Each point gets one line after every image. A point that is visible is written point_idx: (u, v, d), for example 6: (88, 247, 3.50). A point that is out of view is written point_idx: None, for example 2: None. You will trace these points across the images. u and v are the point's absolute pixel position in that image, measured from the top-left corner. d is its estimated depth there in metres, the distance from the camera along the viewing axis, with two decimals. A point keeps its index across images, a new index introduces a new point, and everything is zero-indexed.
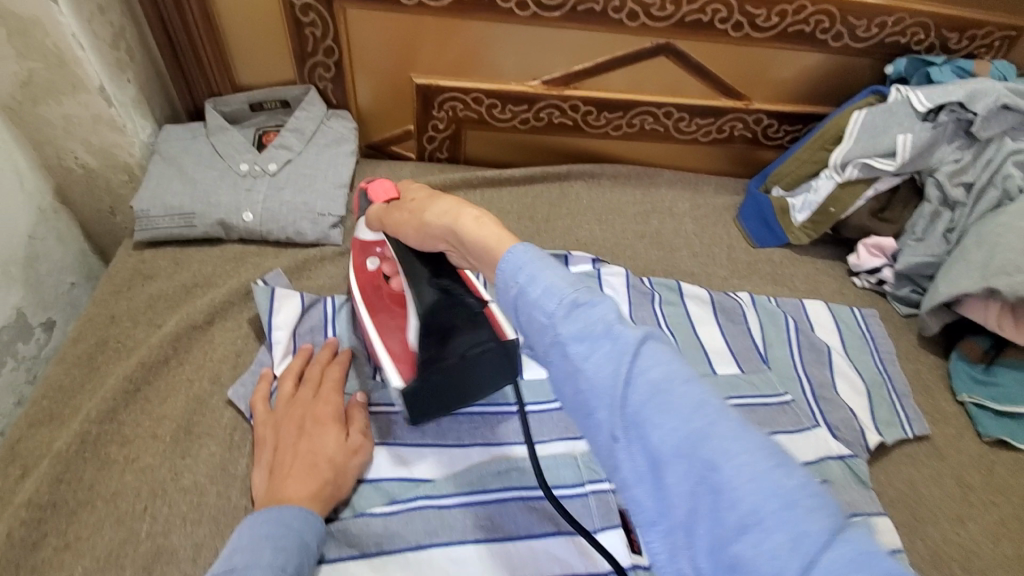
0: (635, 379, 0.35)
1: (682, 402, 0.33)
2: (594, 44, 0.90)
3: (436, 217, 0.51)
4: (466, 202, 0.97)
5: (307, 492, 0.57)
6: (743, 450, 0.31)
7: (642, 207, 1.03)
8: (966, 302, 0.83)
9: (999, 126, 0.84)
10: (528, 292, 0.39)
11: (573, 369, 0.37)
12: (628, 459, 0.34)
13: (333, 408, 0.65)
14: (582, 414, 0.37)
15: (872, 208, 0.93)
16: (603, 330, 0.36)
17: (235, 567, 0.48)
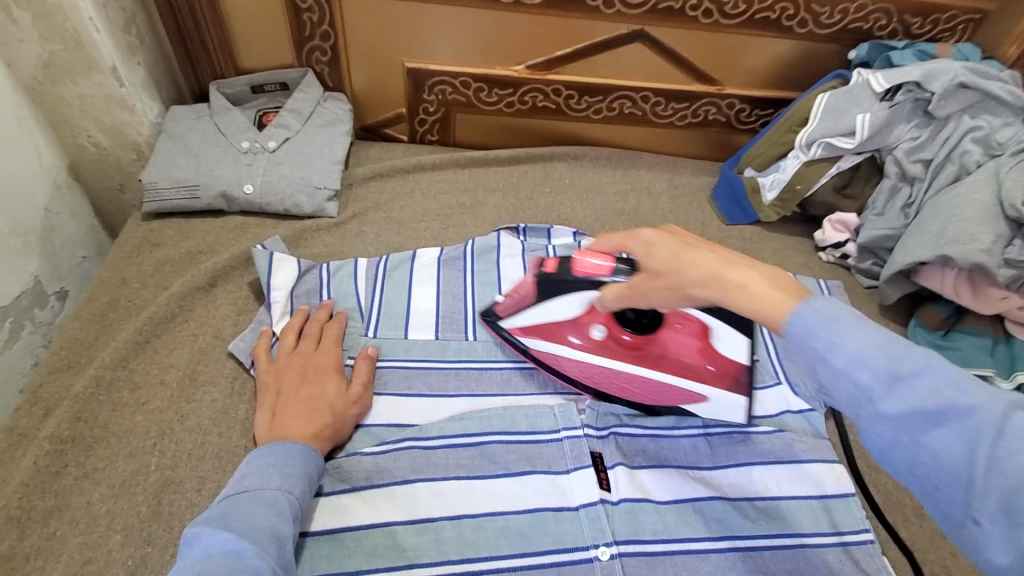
0: (1003, 460, 0.38)
1: (1002, 484, 0.38)
2: (574, 30, 0.96)
3: (699, 272, 0.51)
4: (455, 180, 1.03)
5: (306, 432, 0.63)
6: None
7: (622, 186, 1.09)
8: (927, 270, 0.89)
9: (956, 104, 0.89)
10: (850, 370, 0.43)
11: (914, 443, 0.41)
12: (996, 532, 0.39)
13: (331, 360, 0.71)
14: (928, 483, 0.42)
15: (836, 185, 0.99)
16: (943, 406, 0.40)
17: (247, 489, 0.54)
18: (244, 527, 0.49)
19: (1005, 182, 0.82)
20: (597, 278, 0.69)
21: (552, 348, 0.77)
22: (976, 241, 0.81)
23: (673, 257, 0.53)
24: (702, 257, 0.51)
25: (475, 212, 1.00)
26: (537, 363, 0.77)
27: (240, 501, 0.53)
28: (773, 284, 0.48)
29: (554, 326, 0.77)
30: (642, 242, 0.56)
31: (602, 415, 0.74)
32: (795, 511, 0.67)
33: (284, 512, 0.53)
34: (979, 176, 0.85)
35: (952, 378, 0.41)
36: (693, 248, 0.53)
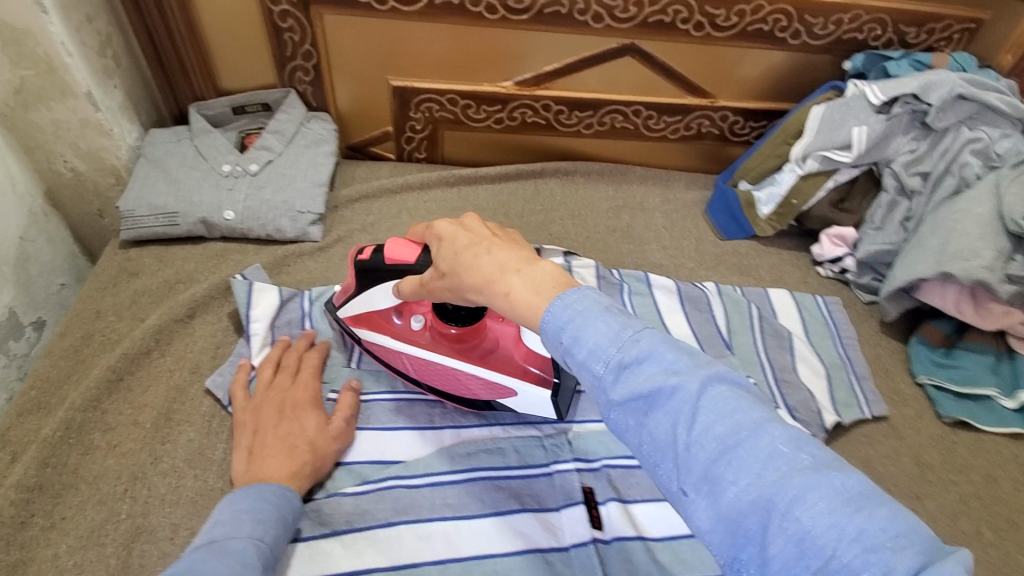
0: (699, 434, 0.40)
1: (752, 453, 0.38)
2: (561, 45, 0.94)
3: (475, 275, 0.52)
4: (443, 200, 1.01)
5: (283, 474, 0.60)
6: (818, 496, 0.36)
7: (615, 202, 1.06)
8: (927, 285, 0.85)
9: (954, 115, 0.87)
10: (574, 351, 0.44)
11: (639, 423, 0.42)
12: (704, 506, 0.39)
13: (308, 394, 0.68)
14: (662, 461, 0.41)
15: (832, 199, 0.96)
16: (654, 391, 0.41)
17: (216, 539, 0.50)
18: None
19: (1005, 197, 0.81)
20: (400, 265, 0.63)
21: (378, 338, 0.73)
22: (978, 257, 0.79)
23: (455, 255, 0.55)
24: (482, 257, 0.52)
25: None
26: (402, 361, 0.73)
27: (206, 552, 0.48)
28: (536, 290, 0.48)
29: (377, 317, 0.73)
30: (435, 238, 0.58)
31: (592, 445, 0.71)
32: None
33: (253, 562, 0.49)
34: (979, 190, 0.83)
35: (669, 366, 0.42)
36: (486, 244, 0.53)
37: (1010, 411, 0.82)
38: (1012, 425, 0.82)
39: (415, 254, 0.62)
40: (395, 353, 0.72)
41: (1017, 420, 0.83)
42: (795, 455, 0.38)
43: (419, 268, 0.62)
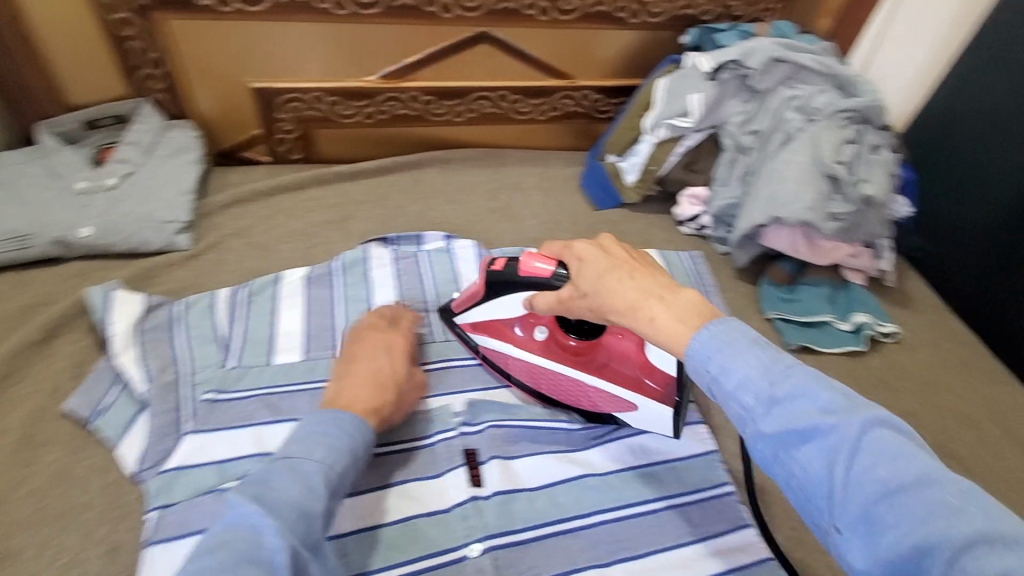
0: (860, 475, 0.44)
1: (911, 499, 0.41)
2: (414, 37, 0.97)
3: (620, 300, 0.57)
4: (320, 198, 1.02)
5: (372, 404, 0.65)
6: (984, 550, 0.38)
7: (493, 185, 1.11)
8: (766, 231, 0.95)
9: (774, 77, 0.97)
10: (723, 383, 0.50)
11: (789, 459, 0.47)
12: (859, 545, 0.43)
13: (405, 355, 0.75)
14: (809, 497, 0.46)
15: (684, 163, 1.04)
16: (809, 426, 0.46)
17: (292, 454, 0.55)
18: (275, 498, 0.50)
19: (820, 145, 0.91)
20: (532, 278, 0.68)
21: (499, 346, 0.79)
22: (800, 200, 0.89)
23: (598, 277, 0.60)
24: (621, 284, 0.58)
25: (343, 227, 0.99)
26: (501, 361, 0.80)
27: (280, 466, 0.53)
28: (683, 317, 0.54)
29: (499, 322, 0.79)
30: (574, 257, 0.64)
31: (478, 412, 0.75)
32: (658, 475, 0.72)
33: (320, 486, 0.53)
34: (800, 141, 0.93)
35: (825, 404, 0.46)
36: (618, 269, 0.59)
37: (844, 331, 0.92)
38: (847, 344, 0.91)
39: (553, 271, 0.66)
40: (511, 360, 0.79)
41: (852, 339, 0.92)
42: (963, 504, 0.41)
43: (556, 284, 0.66)
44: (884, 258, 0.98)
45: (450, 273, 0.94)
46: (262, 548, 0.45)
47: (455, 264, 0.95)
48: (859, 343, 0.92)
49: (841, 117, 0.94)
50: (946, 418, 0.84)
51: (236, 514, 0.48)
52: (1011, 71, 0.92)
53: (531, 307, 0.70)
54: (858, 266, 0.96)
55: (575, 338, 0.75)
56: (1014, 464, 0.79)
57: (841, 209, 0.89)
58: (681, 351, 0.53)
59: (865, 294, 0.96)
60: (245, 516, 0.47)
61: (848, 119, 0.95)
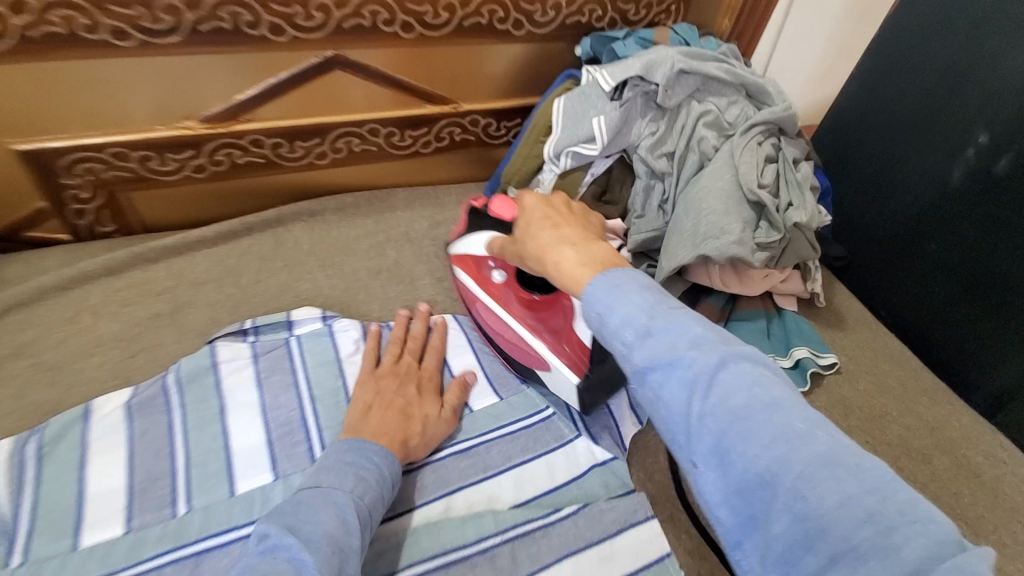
0: (716, 405, 0.40)
1: (765, 428, 0.39)
2: (242, 69, 0.75)
3: (539, 246, 0.59)
4: (145, 284, 0.78)
5: (399, 436, 0.63)
6: (829, 477, 0.36)
7: (375, 237, 0.91)
8: (692, 268, 0.84)
9: (683, 91, 0.85)
10: (607, 322, 0.46)
11: (655, 394, 0.43)
12: (716, 480, 0.40)
13: (434, 384, 0.72)
14: (672, 433, 0.43)
15: (594, 193, 0.91)
16: (676, 359, 0.42)
17: (322, 484, 0.54)
18: (312, 529, 0.49)
19: (740, 166, 0.81)
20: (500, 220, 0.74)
21: (469, 280, 0.82)
22: (727, 233, 0.78)
23: (528, 227, 0.62)
24: (541, 233, 0.59)
25: (176, 322, 0.76)
26: (472, 301, 0.82)
27: (313, 496, 0.52)
28: (586, 262, 0.52)
29: (471, 258, 0.81)
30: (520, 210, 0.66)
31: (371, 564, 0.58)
32: None
33: (352, 521, 0.52)
34: (717, 162, 0.83)
35: (695, 338, 0.43)
36: (547, 219, 0.61)
37: (787, 370, 0.84)
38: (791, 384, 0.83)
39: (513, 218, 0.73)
40: (472, 290, 0.81)
41: (795, 376, 0.84)
42: (809, 432, 0.38)
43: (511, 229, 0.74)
44: (814, 278, 0.90)
45: (332, 361, 0.74)
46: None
47: (337, 349, 0.75)
48: (802, 381, 0.84)
49: (757, 131, 0.85)
50: (899, 456, 0.78)
51: (275, 546, 0.47)
52: (919, 69, 0.87)
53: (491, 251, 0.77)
54: (789, 290, 0.89)
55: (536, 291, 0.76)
56: (969, 498, 0.75)
57: (769, 237, 0.79)
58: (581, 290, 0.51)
59: (799, 322, 0.89)
60: (282, 550, 0.47)
61: (765, 132, 0.86)
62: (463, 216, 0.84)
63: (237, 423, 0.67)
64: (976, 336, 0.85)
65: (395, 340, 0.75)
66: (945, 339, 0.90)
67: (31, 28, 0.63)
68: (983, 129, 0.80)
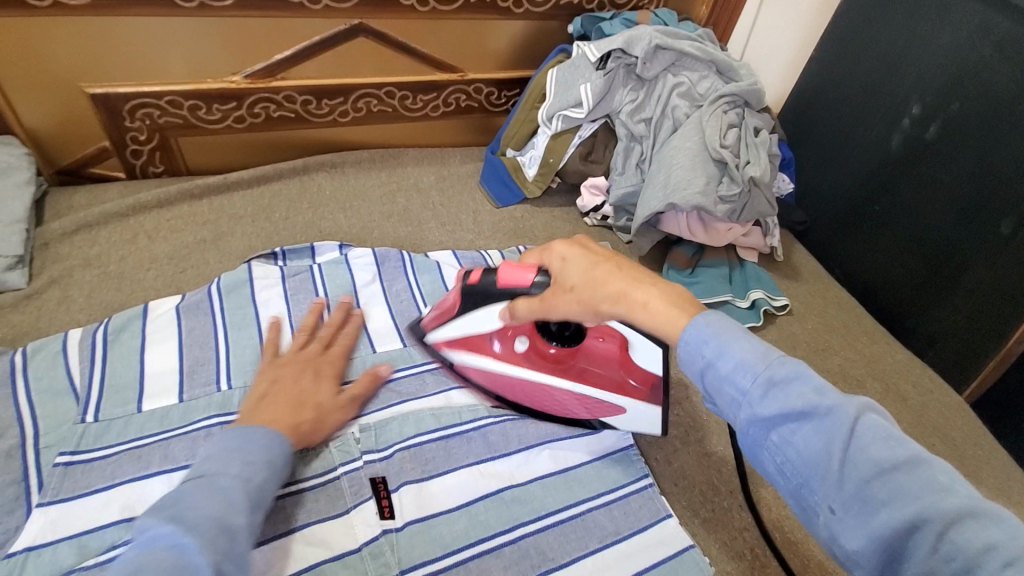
0: (855, 456, 0.40)
1: (909, 479, 0.39)
2: (281, 31, 0.89)
3: (610, 292, 0.54)
4: (191, 215, 0.91)
5: (290, 423, 0.62)
6: (975, 524, 0.36)
7: (388, 187, 1.04)
8: (664, 217, 0.96)
9: (659, 65, 0.98)
10: (718, 367, 0.46)
11: (781, 442, 0.43)
12: (853, 526, 0.40)
13: (334, 368, 0.72)
14: (798, 482, 0.43)
15: (582, 154, 1.03)
16: (807, 408, 0.42)
17: (207, 472, 0.52)
18: (197, 514, 0.47)
19: (706, 129, 0.94)
20: (517, 288, 0.63)
21: (476, 360, 0.76)
22: (692, 185, 0.90)
23: (585, 273, 0.56)
24: (612, 279, 0.54)
25: (218, 247, 0.88)
26: (486, 379, 0.77)
27: (195, 485, 0.51)
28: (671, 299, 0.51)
29: (475, 337, 0.75)
30: (547, 252, 0.61)
31: (382, 434, 0.70)
32: (579, 475, 0.71)
33: (240, 500, 0.51)
34: (687, 126, 0.95)
35: (817, 386, 0.43)
36: (603, 263, 0.56)
37: (744, 309, 0.95)
38: (747, 320, 0.95)
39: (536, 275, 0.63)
40: (493, 371, 0.76)
41: (751, 314, 0.96)
42: (951, 484, 0.38)
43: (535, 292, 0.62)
44: (773, 234, 1.03)
45: (348, 282, 0.86)
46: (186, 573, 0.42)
47: (352, 273, 0.88)
48: (757, 318, 0.95)
49: (724, 101, 0.98)
50: (837, 381, 0.90)
51: (155, 536, 0.44)
52: (864, 52, 1.00)
53: (507, 317, 0.67)
54: (751, 244, 1.01)
55: (555, 346, 0.73)
56: (895, 415, 0.87)
57: (729, 191, 0.92)
58: (676, 339, 0.50)
59: (758, 271, 1.00)
60: (159, 541, 0.44)
61: (731, 103, 0.99)
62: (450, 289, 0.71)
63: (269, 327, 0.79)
64: (915, 284, 0.98)
65: (302, 328, 0.76)
66: (889, 288, 1.02)
67: None
68: (916, 101, 0.93)
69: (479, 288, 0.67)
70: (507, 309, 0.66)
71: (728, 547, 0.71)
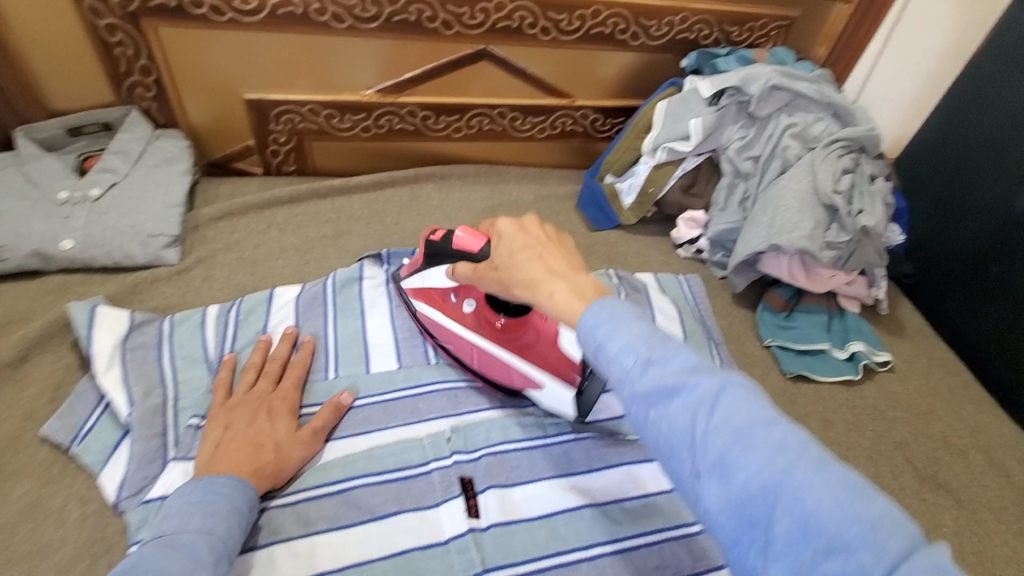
0: (717, 425, 0.41)
1: (763, 444, 0.40)
2: (414, 53, 0.96)
3: (524, 276, 0.58)
4: (315, 212, 0.99)
5: (252, 466, 0.63)
6: (823, 483, 0.38)
7: (491, 202, 1.09)
8: (764, 257, 0.95)
9: (773, 104, 0.98)
10: (608, 350, 0.47)
11: (656, 416, 0.44)
12: (715, 492, 0.41)
13: (287, 405, 0.72)
14: (669, 451, 0.44)
15: (682, 186, 1.05)
16: (679, 383, 0.43)
17: (165, 533, 0.53)
18: (158, 575, 0.48)
19: (818, 172, 0.92)
20: (463, 251, 0.71)
21: (431, 311, 0.82)
22: (799, 229, 0.89)
23: (509, 254, 0.60)
24: (531, 263, 0.58)
25: (337, 243, 0.96)
26: (441, 332, 0.82)
27: (157, 547, 0.51)
28: (577, 292, 0.53)
29: (436, 292, 0.81)
30: (493, 236, 0.63)
31: (472, 436, 0.74)
32: (661, 505, 0.71)
33: (204, 555, 0.52)
34: (798, 168, 0.94)
35: (692, 363, 0.44)
36: (528, 250, 0.59)
37: (841, 360, 0.92)
38: (844, 372, 0.91)
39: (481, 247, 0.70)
40: (440, 322, 0.81)
41: (848, 366, 0.92)
42: (802, 446, 0.40)
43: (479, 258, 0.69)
44: (878, 286, 0.98)
45: None
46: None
47: None
48: (855, 371, 0.91)
49: (839, 146, 0.96)
50: (936, 447, 0.84)
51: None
52: (994, 107, 0.95)
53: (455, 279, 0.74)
54: (853, 293, 0.97)
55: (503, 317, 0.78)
56: (1001, 494, 0.80)
57: (837, 237, 0.90)
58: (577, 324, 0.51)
59: (859, 322, 0.97)
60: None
61: (847, 147, 0.96)
62: (420, 246, 0.79)
63: (373, 324, 0.86)
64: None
65: (250, 365, 0.75)
66: (1005, 357, 0.95)
67: (279, 7, 0.86)
68: None
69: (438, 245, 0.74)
70: (453, 265, 0.73)
71: None
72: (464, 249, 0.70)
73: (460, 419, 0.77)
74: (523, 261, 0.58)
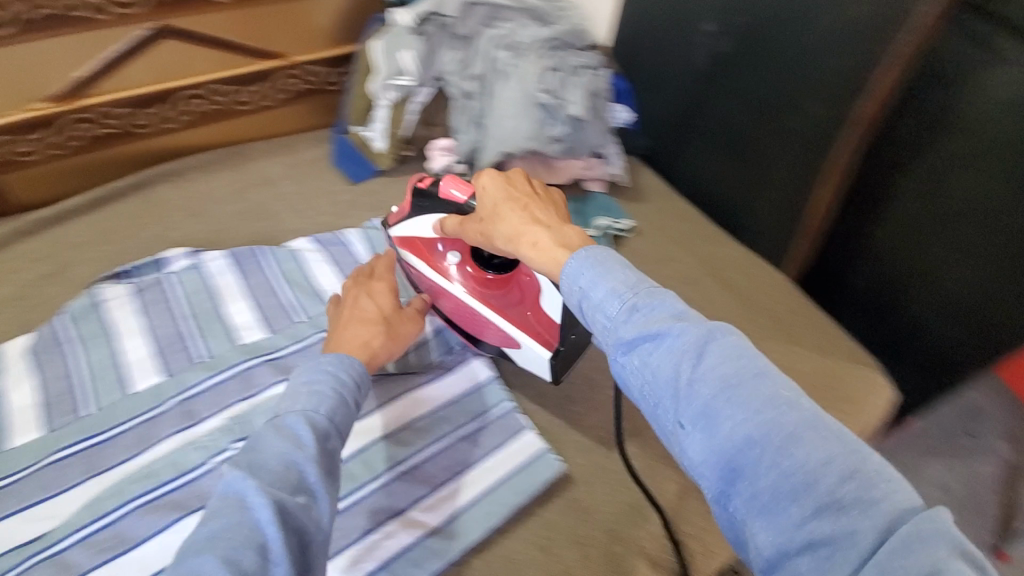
0: (704, 372, 0.46)
1: (752, 393, 0.44)
2: (79, 48, 0.86)
3: (507, 227, 0.65)
4: (29, 251, 0.89)
5: (364, 349, 0.69)
6: (812, 437, 0.42)
7: (236, 184, 1.04)
8: (506, 165, 1.02)
9: (474, 20, 1.00)
10: (590, 295, 0.53)
11: (640, 362, 0.49)
12: (699, 442, 0.45)
13: (383, 283, 0.78)
14: (654, 401, 0.48)
15: (422, 118, 1.06)
16: (660, 330, 0.48)
17: (279, 412, 0.56)
18: (255, 460, 0.51)
19: (526, 75, 0.98)
20: (449, 202, 0.75)
21: (421, 265, 0.84)
22: (518, 131, 0.96)
23: (494, 206, 0.67)
24: (511, 215, 0.65)
25: (64, 278, 0.88)
26: (426, 283, 0.85)
27: (268, 427, 0.54)
28: (563, 244, 0.60)
29: (421, 242, 0.83)
30: (477, 188, 0.70)
31: (249, 421, 0.74)
32: (444, 416, 0.78)
33: (307, 438, 0.53)
34: (512, 76, 0.99)
35: (676, 311, 0.50)
36: (512, 202, 0.67)
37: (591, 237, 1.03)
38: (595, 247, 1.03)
39: (469, 200, 0.74)
40: (429, 277, 0.84)
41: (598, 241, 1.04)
42: (793, 398, 0.44)
43: (466, 209, 0.74)
44: (614, 162, 1.09)
45: (203, 286, 0.88)
46: (247, 516, 0.46)
47: (206, 276, 0.89)
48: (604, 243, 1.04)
49: (544, 46, 1.01)
50: (676, 284, 0.99)
51: (227, 483, 0.49)
52: None
53: (439, 229, 0.77)
54: (594, 176, 1.08)
55: (492, 272, 0.81)
56: (726, 304, 0.97)
57: (556, 129, 0.98)
58: (559, 271, 0.58)
59: (603, 199, 1.08)
60: (233, 484, 0.49)
61: (552, 46, 1.02)
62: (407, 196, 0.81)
63: (128, 344, 0.80)
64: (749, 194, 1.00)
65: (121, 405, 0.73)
66: (736, 203, 1.04)
67: None
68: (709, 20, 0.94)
69: (419, 207, 0.79)
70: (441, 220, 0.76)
71: (580, 447, 0.79)
72: (451, 209, 0.75)
73: (249, 403, 0.76)
74: (499, 213, 0.66)
